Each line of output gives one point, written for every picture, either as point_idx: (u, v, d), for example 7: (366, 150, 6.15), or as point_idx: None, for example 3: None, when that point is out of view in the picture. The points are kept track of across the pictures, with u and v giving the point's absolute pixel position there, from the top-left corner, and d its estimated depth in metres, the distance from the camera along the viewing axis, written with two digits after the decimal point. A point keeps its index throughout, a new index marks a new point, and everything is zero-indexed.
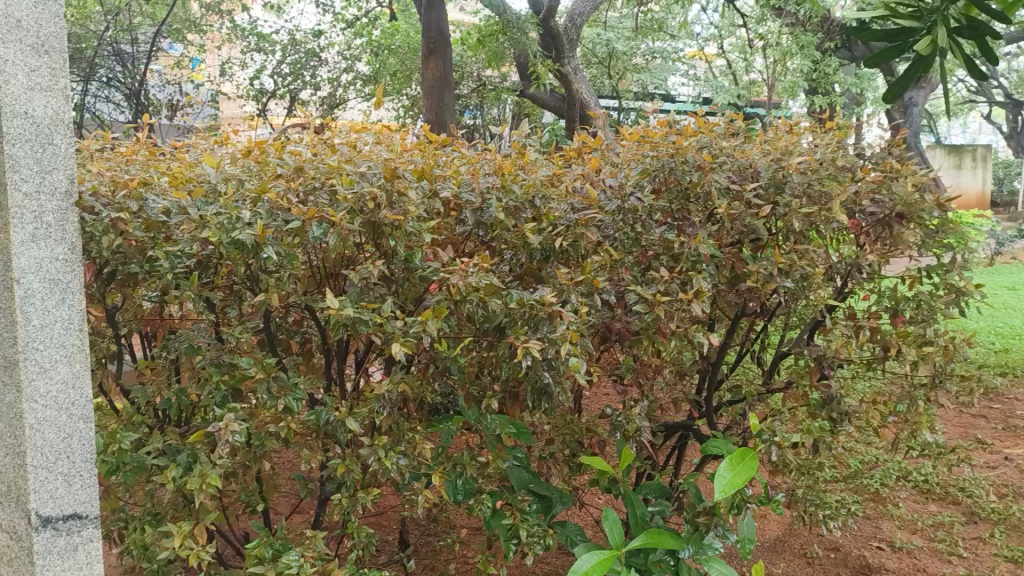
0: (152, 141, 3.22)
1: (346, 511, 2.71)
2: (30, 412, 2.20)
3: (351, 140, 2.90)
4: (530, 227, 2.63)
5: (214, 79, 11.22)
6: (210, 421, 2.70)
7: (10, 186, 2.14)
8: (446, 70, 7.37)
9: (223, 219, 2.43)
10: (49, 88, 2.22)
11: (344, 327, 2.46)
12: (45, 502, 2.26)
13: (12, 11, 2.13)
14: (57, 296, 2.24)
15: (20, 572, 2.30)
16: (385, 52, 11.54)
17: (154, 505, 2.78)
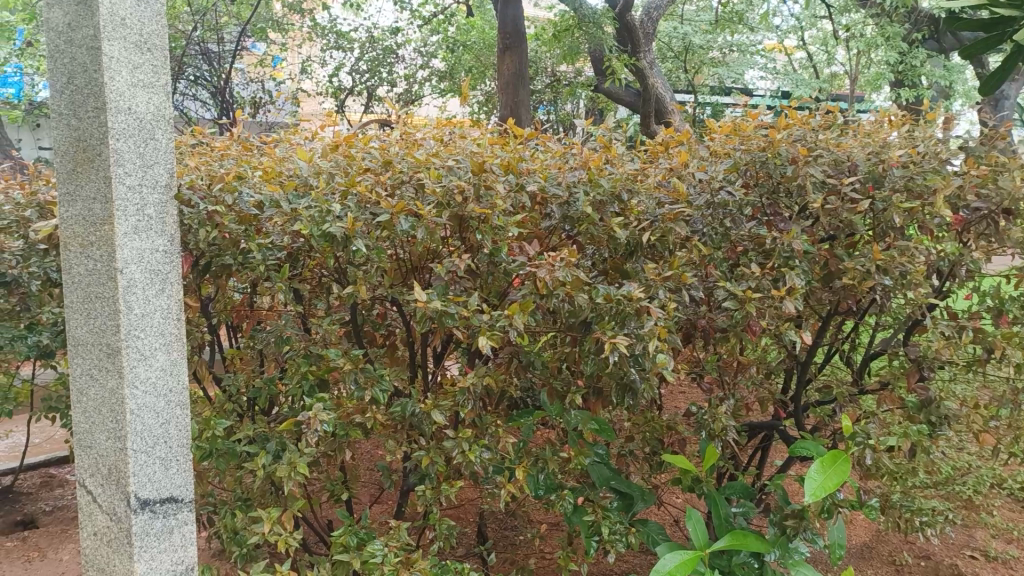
0: (243, 137, 3.30)
1: (430, 503, 2.75)
2: (131, 398, 2.28)
3: (438, 136, 2.93)
4: (618, 222, 2.61)
5: (294, 76, 11.46)
6: (298, 411, 2.76)
7: (114, 179, 2.22)
8: (522, 65, 7.35)
9: (314, 212, 2.51)
10: (151, 84, 2.29)
11: (431, 320, 2.50)
12: (143, 485, 2.33)
13: (117, 10, 2.21)
14: (157, 286, 2.32)
15: (118, 553, 2.36)
16: (461, 48, 11.68)
17: (243, 491, 2.86)
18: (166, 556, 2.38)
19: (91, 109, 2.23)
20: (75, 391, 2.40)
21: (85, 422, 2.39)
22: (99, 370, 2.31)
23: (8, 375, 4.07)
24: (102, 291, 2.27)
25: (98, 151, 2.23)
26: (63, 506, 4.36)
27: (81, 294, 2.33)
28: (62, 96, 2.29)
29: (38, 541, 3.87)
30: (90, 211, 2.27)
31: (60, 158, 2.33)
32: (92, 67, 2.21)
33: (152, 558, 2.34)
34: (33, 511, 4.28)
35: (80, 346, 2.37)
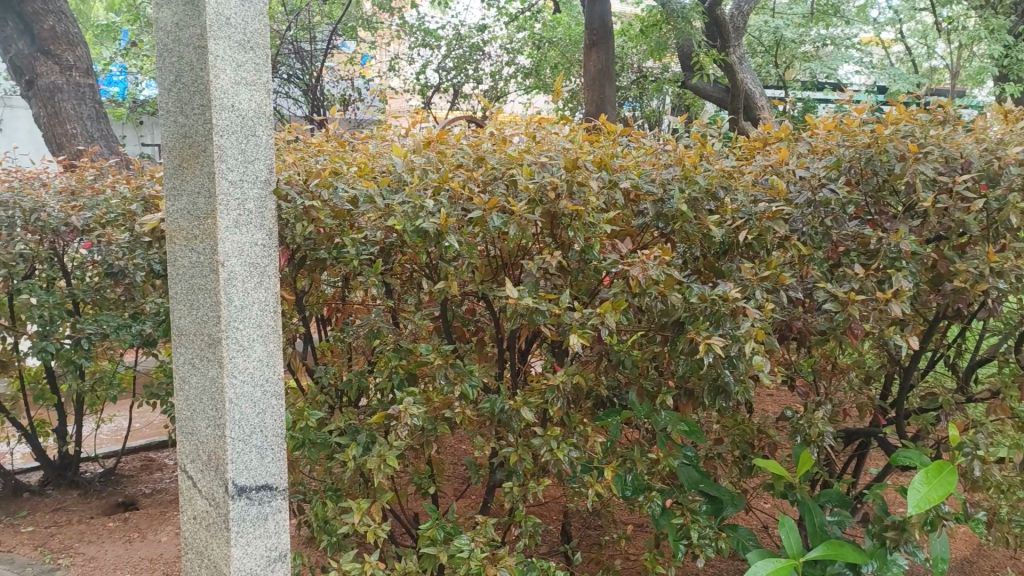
0: (338, 133, 3.36)
1: (517, 500, 2.74)
2: (230, 387, 2.34)
3: (529, 132, 2.92)
4: (713, 220, 2.56)
5: (383, 74, 11.64)
6: (389, 404, 2.80)
7: (217, 174, 2.28)
8: (609, 61, 7.28)
9: (408, 208, 2.54)
10: (253, 82, 2.35)
11: (521, 317, 2.50)
12: (241, 472, 2.39)
13: (223, 10, 2.27)
14: (256, 279, 2.38)
15: (215, 537, 2.42)
16: (547, 45, 11.72)
17: (334, 481, 2.91)
18: (261, 542, 2.44)
19: (197, 106, 2.30)
20: (178, 379, 2.48)
21: (187, 409, 2.47)
22: (201, 360, 2.38)
23: (113, 361, 4.25)
24: (205, 282, 2.34)
25: (202, 147, 2.30)
26: (161, 489, 4.52)
27: (184, 285, 2.41)
28: (170, 94, 2.37)
29: (138, 522, 4.03)
30: (195, 205, 2.35)
31: (167, 154, 2.41)
32: (198, 65, 2.28)
33: (247, 543, 2.40)
34: (133, 494, 4.45)
35: (183, 335, 2.45)
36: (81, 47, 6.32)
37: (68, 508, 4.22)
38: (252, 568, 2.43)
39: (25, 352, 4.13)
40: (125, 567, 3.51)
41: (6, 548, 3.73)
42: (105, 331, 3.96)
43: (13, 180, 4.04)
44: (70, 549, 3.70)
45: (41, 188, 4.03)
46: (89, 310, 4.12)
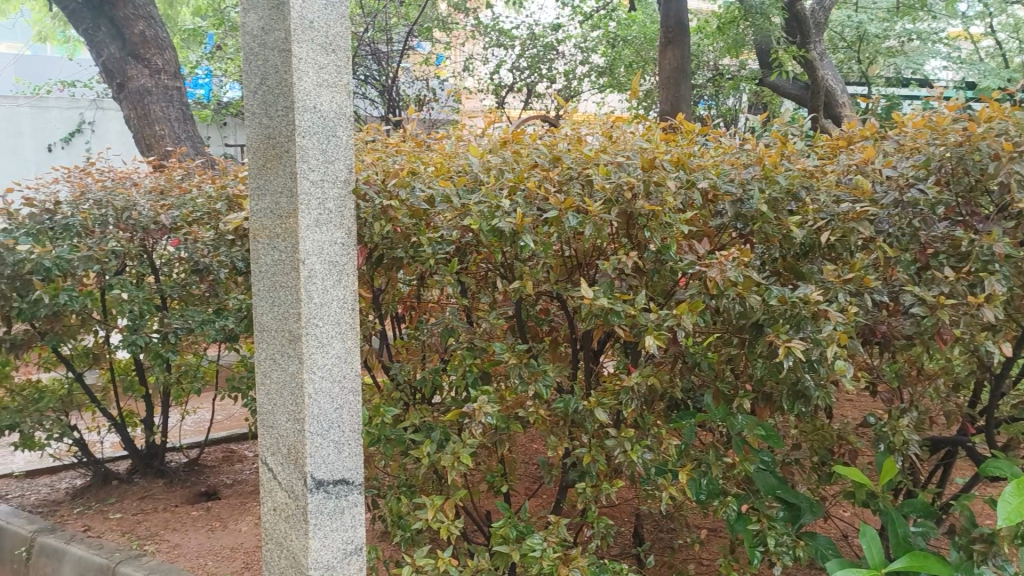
0: (415, 133, 3.40)
1: (590, 501, 2.73)
2: (309, 382, 2.39)
3: (605, 132, 2.92)
4: (795, 221, 2.50)
5: (458, 74, 11.74)
6: (463, 403, 2.82)
7: (299, 174, 2.34)
8: (684, 60, 7.18)
9: (484, 207, 2.58)
10: (335, 84, 2.40)
11: (597, 317, 2.51)
12: (319, 466, 2.43)
13: (306, 13, 2.33)
14: (334, 277, 2.43)
15: (294, 529, 2.47)
16: (622, 43, 11.74)
17: (408, 478, 2.94)
18: (337, 535, 2.48)
19: (281, 107, 2.35)
20: (259, 374, 2.53)
21: (267, 403, 2.52)
22: (282, 355, 2.44)
23: (197, 356, 4.38)
24: (287, 280, 2.40)
25: (286, 148, 2.36)
26: (242, 480, 4.66)
27: (267, 282, 2.46)
28: (255, 96, 2.43)
29: (220, 512, 4.15)
30: (278, 205, 2.40)
31: (252, 154, 2.47)
32: (282, 68, 2.34)
33: (325, 536, 2.45)
34: (215, 484, 4.60)
35: (265, 331, 2.50)
36: (169, 50, 6.54)
37: (155, 496, 4.38)
38: (330, 560, 2.47)
39: (116, 345, 4.30)
40: (208, 555, 3.62)
41: (96, 533, 3.89)
42: (190, 326, 4.09)
43: (105, 180, 4.22)
44: (156, 536, 3.83)
45: (132, 188, 4.20)
46: (175, 305, 4.26)
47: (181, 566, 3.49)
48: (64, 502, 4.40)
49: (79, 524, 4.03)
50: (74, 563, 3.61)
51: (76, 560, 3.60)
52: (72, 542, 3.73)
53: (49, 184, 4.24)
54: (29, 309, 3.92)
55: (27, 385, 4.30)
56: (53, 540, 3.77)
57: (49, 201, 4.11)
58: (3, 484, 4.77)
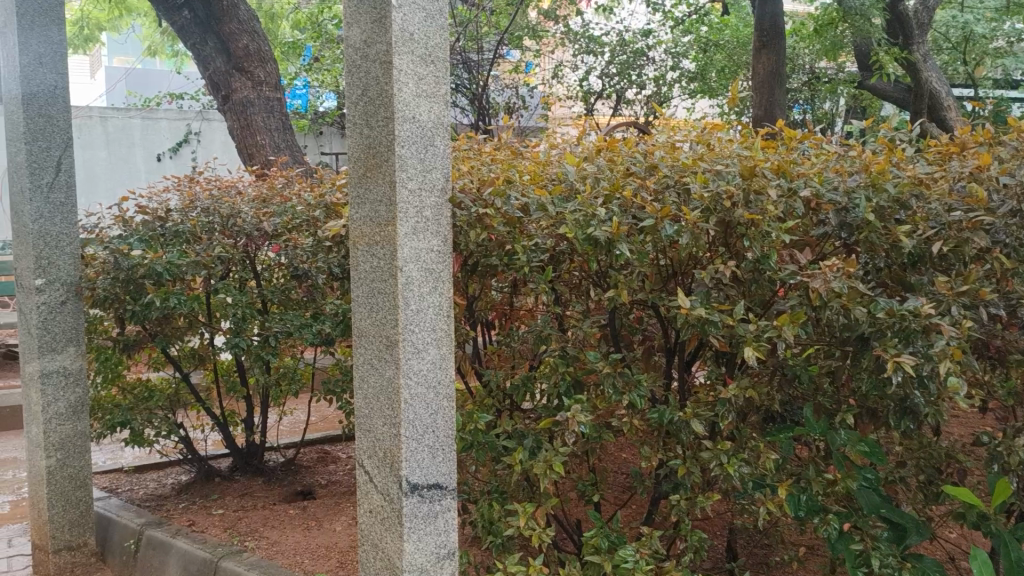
0: (509, 142, 3.44)
1: (684, 514, 2.69)
2: (405, 388, 2.43)
3: (701, 138, 2.87)
4: (904, 230, 2.42)
5: (546, 82, 11.75)
6: (555, 411, 2.82)
7: (398, 183, 2.39)
8: (779, 64, 7.02)
9: (579, 215, 2.58)
10: (433, 94, 2.44)
11: (694, 328, 2.49)
12: (414, 470, 2.46)
13: (407, 26, 2.39)
14: (431, 284, 2.46)
15: (389, 531, 2.51)
16: (713, 48, 12.04)
17: (500, 483, 2.96)
18: (431, 539, 2.51)
19: (381, 118, 2.41)
20: (357, 378, 2.58)
21: (364, 407, 2.57)
22: (379, 360, 2.48)
23: (294, 359, 4.50)
24: (385, 287, 2.44)
25: (386, 158, 2.41)
26: (336, 481, 4.76)
27: (365, 289, 2.51)
28: (357, 107, 2.49)
29: (315, 511, 4.25)
30: (377, 213, 2.45)
31: (353, 164, 2.53)
32: (383, 79, 2.40)
33: (419, 539, 2.48)
34: (311, 484, 4.71)
35: (363, 336, 2.56)
36: (272, 63, 6.76)
37: (254, 494, 4.53)
38: (423, 563, 2.50)
39: (220, 346, 4.46)
40: (305, 554, 3.71)
41: (200, 528, 4.04)
42: (289, 330, 4.22)
43: (212, 188, 4.38)
44: (256, 533, 3.96)
45: (237, 196, 4.36)
46: (275, 309, 4.39)
47: (279, 563, 3.59)
48: (170, 497, 4.60)
49: (184, 518, 4.20)
50: (179, 558, 3.76)
51: (181, 555, 3.75)
52: (178, 536, 3.88)
53: (161, 193, 4.42)
54: (141, 311, 4.13)
55: (138, 384, 4.52)
56: (160, 533, 3.94)
57: (160, 209, 4.30)
58: (114, 478, 5.01)
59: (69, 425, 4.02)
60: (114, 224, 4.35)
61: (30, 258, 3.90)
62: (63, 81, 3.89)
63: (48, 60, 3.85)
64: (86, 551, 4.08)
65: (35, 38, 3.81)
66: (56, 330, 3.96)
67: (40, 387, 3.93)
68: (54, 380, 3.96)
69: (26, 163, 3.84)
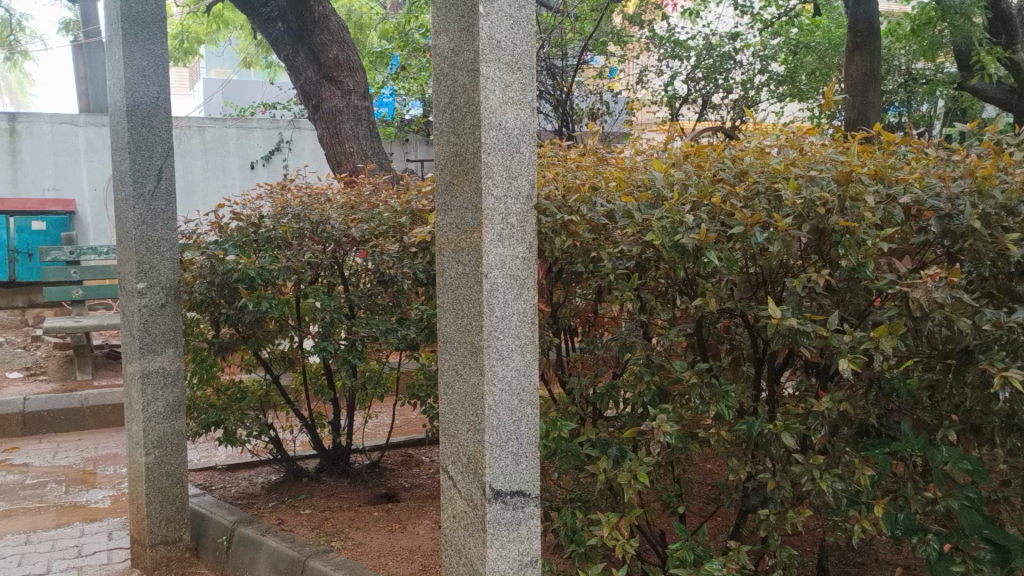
0: (595, 147, 3.43)
1: (773, 529, 2.62)
2: (489, 394, 2.43)
3: (793, 143, 2.80)
4: (1013, 238, 2.30)
5: (630, 87, 11.66)
6: (640, 419, 2.79)
7: (484, 190, 2.40)
8: (874, 65, 6.78)
9: (666, 222, 2.54)
10: (519, 101, 2.45)
11: (785, 338, 2.42)
12: (497, 476, 2.46)
13: (494, 33, 2.39)
14: (515, 290, 2.46)
15: (472, 537, 2.51)
16: (804, 50, 11.78)
17: (583, 492, 2.93)
18: (514, 546, 2.50)
19: (468, 126, 2.42)
20: (441, 384, 2.60)
21: (449, 412, 2.58)
22: (464, 366, 2.50)
23: (379, 363, 4.57)
24: (470, 293, 2.46)
25: (472, 165, 2.42)
26: (419, 484, 4.81)
27: (451, 295, 2.53)
28: (444, 115, 2.51)
29: (399, 514, 4.31)
30: (463, 220, 2.47)
31: (440, 171, 2.55)
32: (471, 87, 2.41)
33: (502, 546, 2.48)
34: (395, 486, 4.77)
35: (448, 342, 2.57)
36: (360, 72, 6.90)
37: (340, 495, 4.62)
38: (506, 570, 2.50)
39: (309, 349, 4.56)
40: (389, 556, 3.76)
41: (288, 527, 4.14)
42: (375, 335, 4.29)
43: (302, 195, 4.49)
44: (342, 534, 4.03)
45: (326, 203, 4.46)
46: (362, 314, 4.48)
47: (364, 564, 3.65)
48: (260, 496, 4.73)
49: (273, 517, 4.31)
50: (269, 555, 3.86)
51: (271, 552, 3.85)
52: (267, 534, 3.99)
53: (254, 200, 4.55)
54: (235, 314, 4.28)
55: (231, 384, 4.66)
56: (251, 531, 4.05)
57: (254, 215, 4.43)
58: (208, 476, 5.18)
59: (167, 423, 4.17)
60: (210, 230, 4.52)
61: (132, 263, 4.07)
62: (165, 92, 4.07)
63: (151, 72, 4.02)
64: (181, 546, 4.23)
65: (139, 51, 3.98)
66: (156, 332, 4.12)
67: (140, 386, 4.09)
68: (154, 380, 4.12)
69: (130, 172, 4.01)
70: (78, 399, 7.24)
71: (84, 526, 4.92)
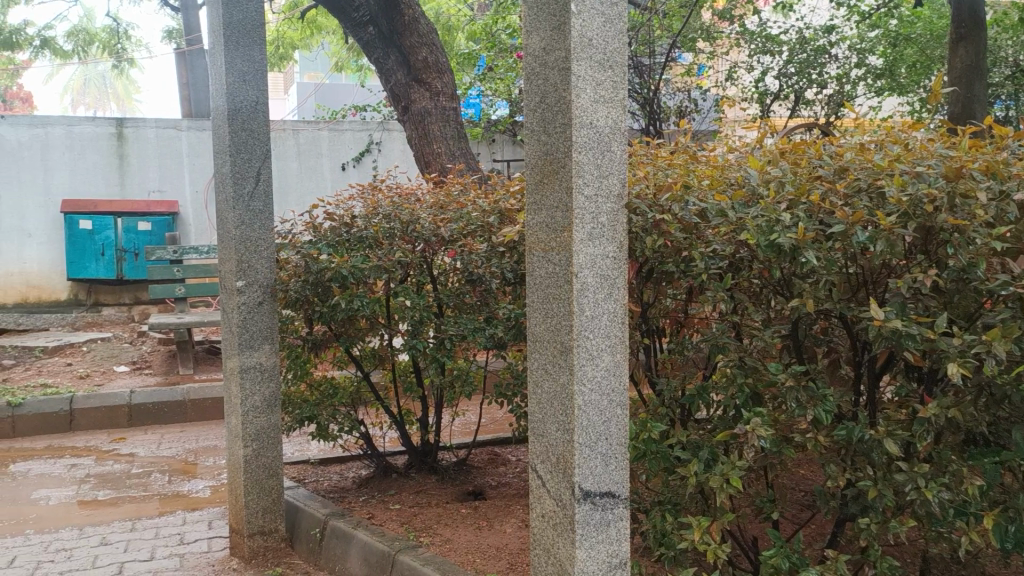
0: (686, 146, 3.39)
1: (874, 538, 2.53)
2: (579, 394, 2.42)
3: (896, 139, 2.71)
4: None
5: (719, 84, 11.45)
6: (733, 422, 2.72)
7: (575, 189, 2.39)
8: (979, 57, 6.48)
9: (761, 221, 2.48)
10: (611, 99, 2.43)
11: (889, 342, 2.33)
12: (587, 477, 2.45)
13: (587, 31, 2.38)
14: (606, 290, 2.45)
15: (561, 537, 2.50)
16: (903, 42, 11.35)
17: (672, 495, 2.88)
18: (603, 548, 2.48)
19: (559, 125, 2.42)
20: (530, 383, 2.59)
21: (538, 412, 2.57)
22: (554, 365, 2.49)
23: (467, 362, 4.61)
24: (560, 292, 2.45)
25: (563, 164, 2.42)
26: (505, 483, 4.83)
27: (541, 294, 2.52)
28: (535, 114, 2.51)
29: (486, 512, 4.33)
30: (553, 219, 2.46)
31: (530, 170, 2.55)
32: (562, 86, 2.41)
33: (591, 547, 2.46)
34: (481, 484, 4.81)
35: (537, 342, 2.56)
36: (449, 74, 6.99)
37: (428, 491, 4.68)
38: (595, 571, 2.48)
39: (398, 347, 4.65)
40: (476, 553, 3.79)
41: (378, 522, 4.22)
42: (464, 333, 4.33)
43: (393, 195, 4.56)
44: (430, 530, 4.08)
45: (416, 203, 4.52)
46: (449, 313, 4.53)
47: (452, 560, 3.68)
48: (351, 491, 4.83)
49: (364, 511, 4.40)
50: (361, 548, 3.94)
51: (362, 546, 3.93)
52: (359, 528, 4.07)
53: (346, 200, 4.65)
54: (329, 312, 4.39)
55: (324, 380, 4.77)
56: (343, 525, 4.14)
57: (346, 215, 4.52)
58: (302, 469, 5.32)
59: (263, 417, 4.30)
60: (305, 231, 4.63)
61: (232, 261, 4.21)
62: (264, 96, 4.20)
63: (250, 77, 4.16)
64: (276, 537, 4.35)
65: (239, 57, 4.12)
66: (254, 328, 4.25)
67: (239, 381, 4.22)
68: (252, 375, 4.25)
69: (230, 173, 4.14)
70: (181, 392, 7.55)
71: (186, 515, 5.12)
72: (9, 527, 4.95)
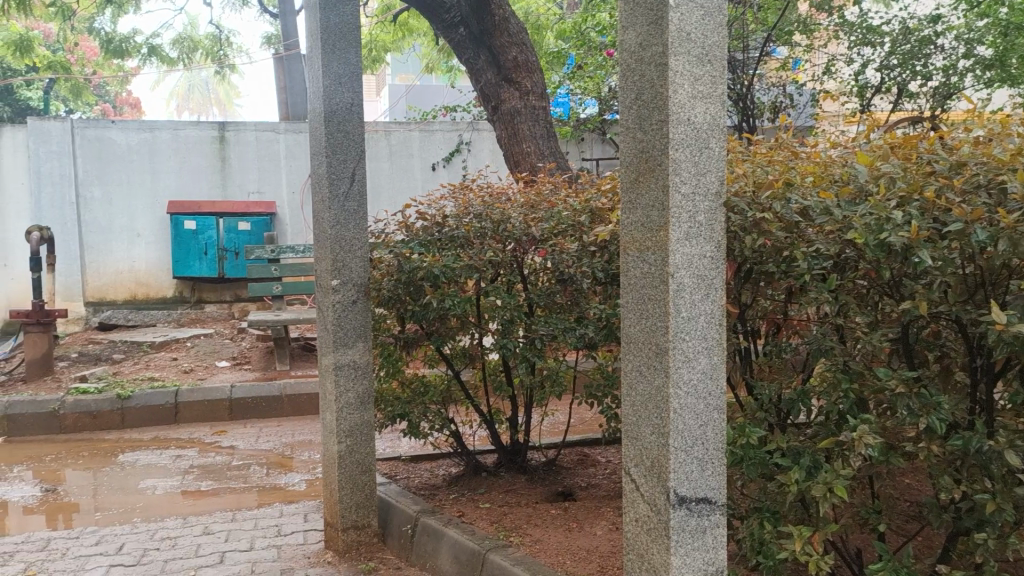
0: (787, 142, 3.28)
1: (990, 554, 2.39)
2: (675, 397, 2.36)
3: (1017, 132, 2.56)
4: None
5: (816, 78, 11.10)
6: (837, 429, 2.61)
7: (672, 186, 2.33)
8: None
9: (870, 220, 2.37)
10: (710, 95, 2.36)
11: (1012, 347, 2.19)
12: (682, 482, 2.39)
13: (684, 26, 2.33)
14: (703, 291, 2.38)
15: (655, 543, 2.44)
16: (1017, 31, 9.89)
17: (771, 502, 2.79)
18: (700, 555, 2.42)
19: (655, 121, 2.37)
20: (624, 385, 2.54)
21: (631, 414, 2.52)
22: (648, 367, 2.44)
23: (557, 362, 4.56)
24: (656, 293, 2.40)
25: (660, 162, 2.36)
26: (595, 484, 4.79)
27: (636, 295, 2.47)
28: (630, 111, 2.46)
29: (576, 513, 4.29)
30: (649, 218, 2.41)
31: (625, 168, 2.50)
32: (659, 82, 2.35)
33: (687, 554, 2.40)
34: (571, 485, 4.78)
35: (631, 343, 2.51)
36: (539, 72, 6.97)
37: (518, 491, 4.68)
38: None
39: (488, 347, 4.67)
40: (567, 554, 3.76)
41: (469, 520, 4.25)
42: (555, 333, 4.30)
43: (484, 194, 4.55)
44: (521, 530, 4.08)
45: (508, 202, 4.52)
46: (540, 312, 4.50)
47: (542, 561, 3.67)
48: (442, 488, 4.87)
49: (455, 509, 4.43)
50: (452, 546, 3.96)
51: (453, 543, 3.95)
52: (450, 526, 4.10)
53: (438, 200, 4.67)
54: (421, 311, 4.43)
55: (415, 378, 4.81)
56: (434, 522, 4.17)
57: (438, 215, 4.54)
58: (394, 466, 5.41)
59: (357, 414, 4.37)
60: (397, 230, 4.68)
61: (328, 261, 4.28)
62: (359, 97, 4.27)
63: (346, 80, 4.23)
64: (369, 532, 4.42)
65: (336, 60, 4.19)
66: (348, 326, 4.32)
67: (334, 378, 4.30)
68: (346, 372, 4.32)
69: (326, 174, 4.22)
70: (278, 387, 7.77)
71: (282, 508, 5.25)
72: (118, 515, 5.17)
